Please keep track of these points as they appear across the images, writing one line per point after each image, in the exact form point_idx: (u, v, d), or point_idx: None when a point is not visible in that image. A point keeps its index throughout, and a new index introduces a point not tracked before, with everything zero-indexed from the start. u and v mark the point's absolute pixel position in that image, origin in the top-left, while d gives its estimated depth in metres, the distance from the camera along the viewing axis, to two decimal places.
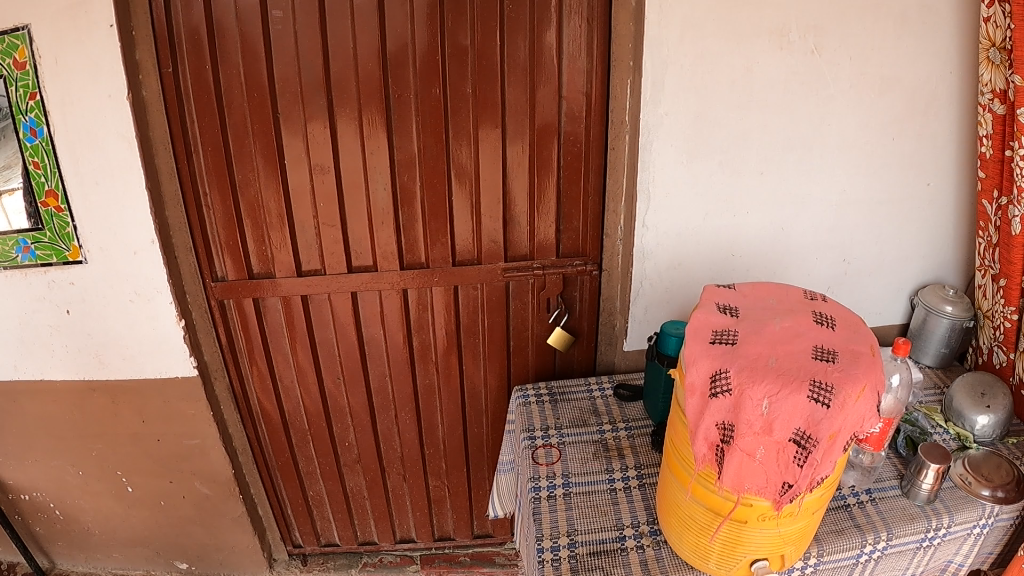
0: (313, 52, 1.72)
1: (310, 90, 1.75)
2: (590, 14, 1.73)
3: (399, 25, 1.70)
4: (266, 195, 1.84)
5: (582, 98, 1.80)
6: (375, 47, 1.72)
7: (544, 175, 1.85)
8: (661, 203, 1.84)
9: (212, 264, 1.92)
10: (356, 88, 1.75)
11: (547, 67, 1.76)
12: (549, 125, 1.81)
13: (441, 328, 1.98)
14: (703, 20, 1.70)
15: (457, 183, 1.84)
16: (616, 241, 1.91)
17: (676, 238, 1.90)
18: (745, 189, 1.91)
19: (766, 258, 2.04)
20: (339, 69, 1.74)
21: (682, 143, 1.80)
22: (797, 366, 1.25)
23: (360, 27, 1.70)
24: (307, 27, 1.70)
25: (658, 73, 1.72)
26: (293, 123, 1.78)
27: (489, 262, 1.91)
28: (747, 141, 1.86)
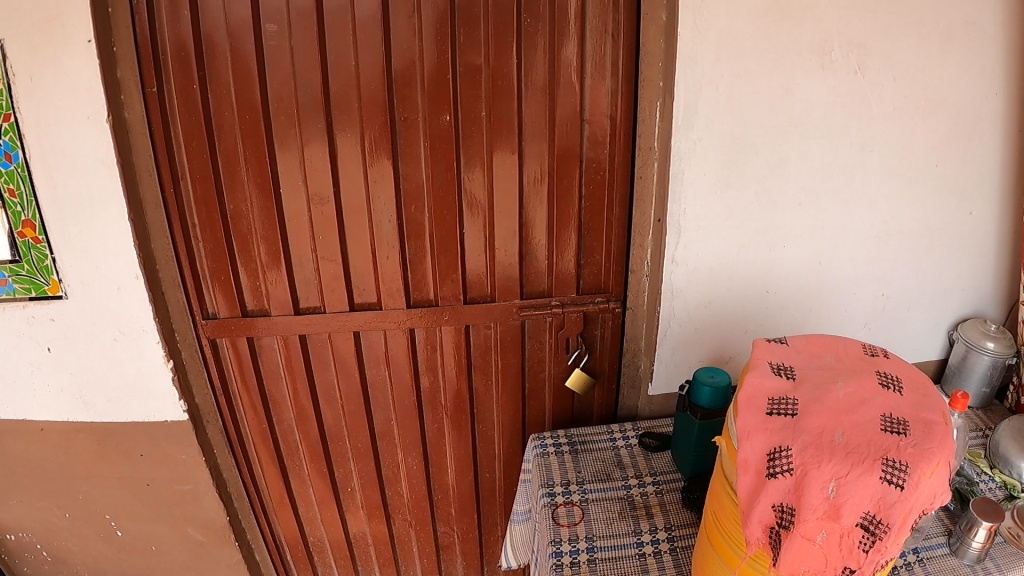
0: (311, 70, 1.56)
1: (307, 111, 1.60)
2: (616, 31, 1.58)
3: (405, 41, 1.55)
4: (261, 228, 1.68)
5: (606, 121, 1.64)
6: (379, 66, 1.57)
7: (565, 205, 1.69)
8: (692, 238, 1.68)
9: (202, 301, 1.76)
10: (358, 112, 1.60)
11: (568, 89, 1.61)
12: (570, 150, 1.65)
13: (451, 371, 1.81)
14: (741, 38, 1.55)
15: (470, 214, 1.68)
16: (643, 277, 1.75)
17: (707, 274, 1.74)
18: (783, 220, 1.75)
19: (803, 293, 1.87)
20: (340, 89, 1.59)
21: (716, 172, 1.64)
22: (868, 443, 1.08)
23: (362, 43, 1.55)
24: (306, 45, 1.54)
25: (692, 95, 1.56)
26: (289, 147, 1.62)
27: (504, 300, 1.75)
28: (785, 168, 1.70)
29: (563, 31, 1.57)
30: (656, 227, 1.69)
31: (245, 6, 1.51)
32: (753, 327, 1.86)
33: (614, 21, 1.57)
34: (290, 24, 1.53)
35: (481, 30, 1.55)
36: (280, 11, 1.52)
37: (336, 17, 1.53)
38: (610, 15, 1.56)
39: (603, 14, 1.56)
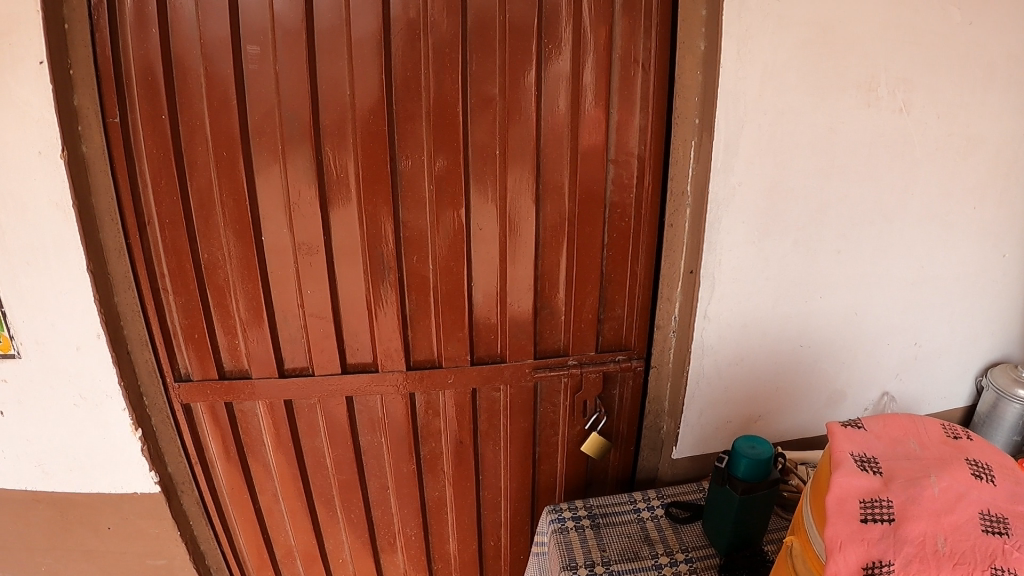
0: (299, 99, 1.36)
1: (293, 145, 1.39)
2: (646, 63, 1.43)
3: (407, 70, 1.37)
4: (244, 280, 1.48)
5: (634, 161, 1.48)
6: (376, 97, 1.37)
7: (586, 255, 1.52)
8: (727, 291, 1.51)
9: (174, 359, 1.56)
10: (354, 151, 1.41)
11: (593, 125, 1.44)
12: (593, 193, 1.48)
13: (453, 436, 1.62)
14: (787, 70, 1.39)
15: (479, 264, 1.50)
16: (669, 333, 1.58)
17: (740, 329, 1.57)
18: (821, 270, 1.59)
19: (841, 349, 1.70)
20: (332, 121, 1.39)
21: (755, 219, 1.48)
22: (974, 552, 0.92)
23: (359, 70, 1.36)
24: (294, 74, 1.35)
25: (732, 134, 1.40)
26: (273, 187, 1.42)
27: (515, 359, 1.56)
28: (826, 215, 1.54)
29: (585, 62, 1.41)
30: (687, 279, 1.52)
31: (223, 25, 1.31)
32: (785, 385, 1.68)
33: (644, 51, 1.42)
34: (276, 52, 1.33)
35: (496, 60, 1.38)
36: (265, 35, 1.32)
37: (328, 43, 1.34)
38: (639, 44, 1.41)
39: (631, 43, 1.41)
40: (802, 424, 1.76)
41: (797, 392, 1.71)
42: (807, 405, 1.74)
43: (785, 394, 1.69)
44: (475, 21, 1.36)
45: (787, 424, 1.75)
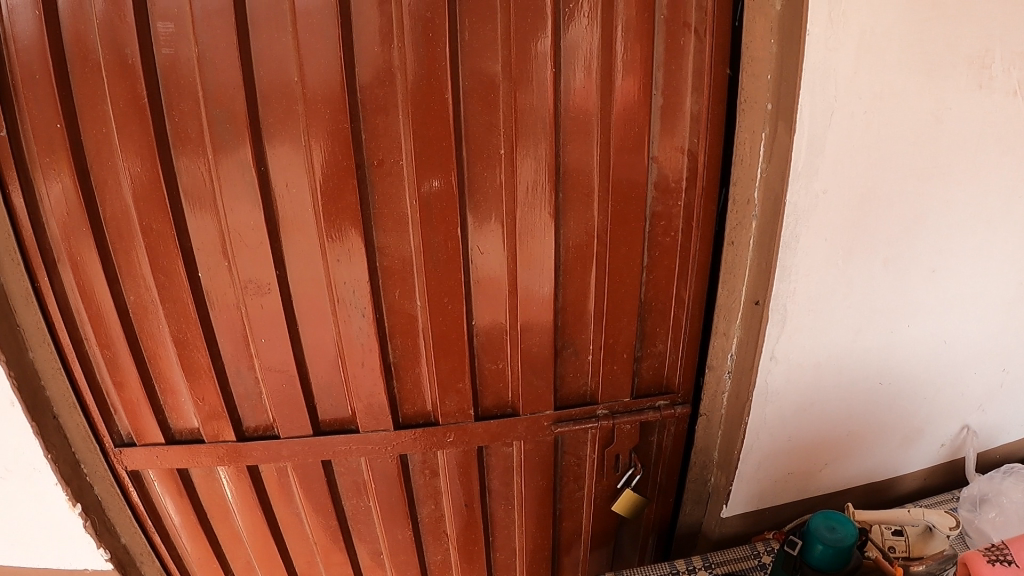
0: (228, 91, 1.03)
1: (227, 153, 1.07)
2: (700, 28, 1.12)
3: (374, 47, 1.03)
4: (182, 328, 1.18)
5: (682, 158, 1.16)
6: (335, 84, 1.03)
7: (620, 283, 1.19)
8: (800, 324, 1.23)
9: (111, 422, 1.29)
10: (308, 164, 1.07)
11: (635, 113, 1.12)
12: (632, 201, 1.16)
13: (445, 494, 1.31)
14: (887, 40, 1.07)
15: (479, 296, 1.16)
16: (723, 375, 1.30)
17: (813, 370, 1.29)
18: (910, 294, 1.30)
19: (924, 383, 1.42)
20: (274, 120, 1.06)
21: (840, 237, 1.19)
22: None
23: (310, 46, 1.01)
24: (224, 68, 1.02)
25: (818, 129, 1.10)
26: (207, 209, 1.11)
27: (531, 412, 1.24)
28: (924, 226, 1.24)
29: (617, 23, 1.08)
30: (748, 310, 1.23)
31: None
32: (859, 427, 1.40)
33: (698, 13, 1.11)
34: (199, 35, 1.00)
35: (497, 29, 1.05)
36: (182, 17, 1.00)
37: (263, 19, 1.00)
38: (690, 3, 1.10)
39: (679, 4, 1.11)
40: (870, 466, 1.47)
41: (870, 433, 1.42)
42: (880, 446, 1.45)
43: (858, 437, 1.41)
44: None
45: (858, 470, 1.47)
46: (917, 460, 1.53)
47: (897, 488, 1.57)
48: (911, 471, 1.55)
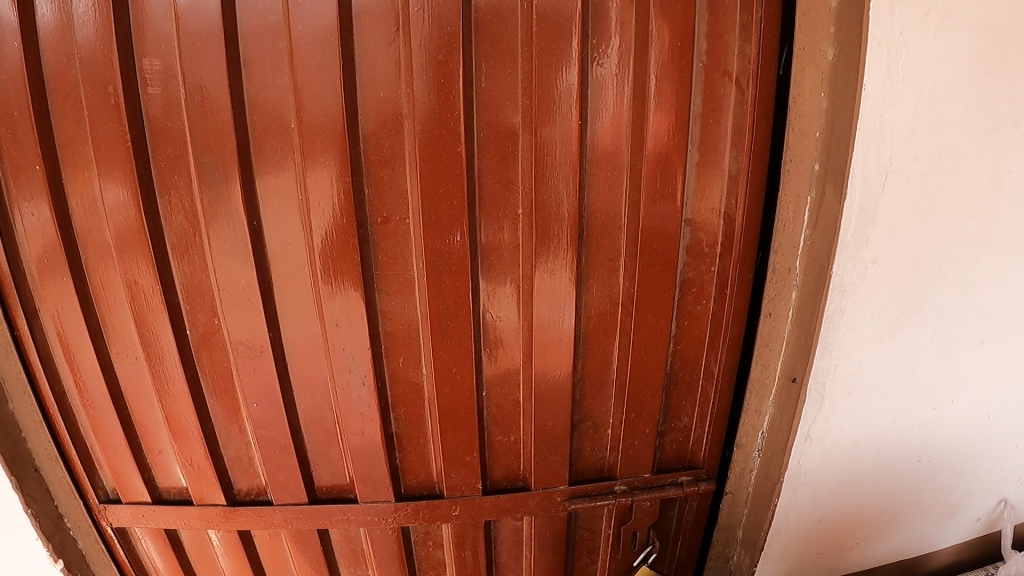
0: (218, 134, 0.97)
1: (218, 203, 1.00)
2: (741, 78, 1.03)
3: (380, 90, 0.96)
4: (169, 389, 1.10)
5: (719, 220, 1.07)
6: (336, 132, 0.96)
7: (646, 355, 1.11)
8: (838, 401, 1.14)
9: (95, 477, 1.22)
10: (303, 219, 1.00)
11: (667, 170, 1.04)
12: (662, 268, 1.07)
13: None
14: (948, 96, 0.97)
15: (491, 365, 1.08)
16: (752, 454, 1.21)
17: (850, 449, 1.20)
18: (958, 368, 1.21)
19: (965, 458, 1.34)
20: (268, 167, 0.99)
21: (890, 309, 1.10)
22: None
23: (307, 87, 0.95)
24: (217, 109, 0.96)
25: (872, 195, 1.00)
26: (197, 263, 1.03)
27: (543, 488, 1.14)
28: (977, 296, 1.15)
29: (649, 70, 1.00)
30: (783, 386, 1.14)
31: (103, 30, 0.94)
32: (895, 506, 1.31)
33: (739, 62, 1.02)
34: (188, 73, 0.95)
35: (517, 76, 0.97)
36: (170, 54, 0.95)
37: (258, 57, 0.95)
38: (731, 50, 1.02)
39: (719, 50, 1.02)
40: (904, 545, 1.39)
41: (906, 511, 1.34)
42: (915, 524, 1.36)
43: (893, 516, 1.33)
44: (484, 12, 0.95)
45: (891, 548, 1.38)
46: (952, 534, 1.45)
47: (929, 564, 1.48)
48: (944, 546, 1.47)
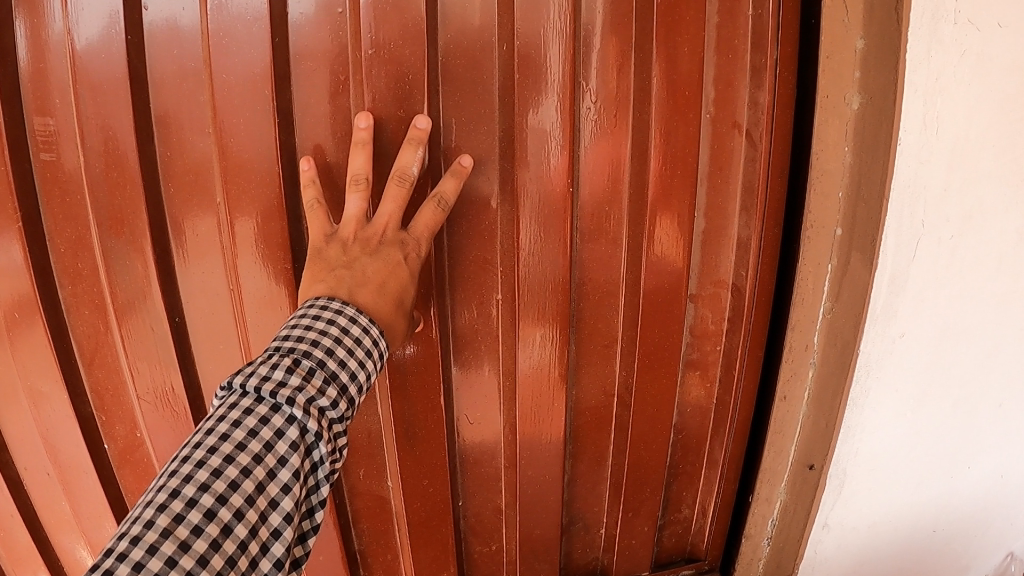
0: (127, 209, 0.82)
1: (134, 294, 0.85)
2: (754, 130, 0.88)
3: (326, 155, 0.81)
4: (91, 510, 0.95)
5: (728, 293, 0.93)
6: (271, 209, 0.82)
7: (645, 448, 0.97)
8: (853, 492, 0.98)
9: None
10: (236, 317, 0.86)
11: (668, 243, 0.89)
12: (662, 351, 0.93)
13: (388, 202, 0.80)
14: (999, 161, 0.80)
15: (465, 468, 0.95)
16: (761, 543, 1.08)
17: (868, 532, 1.03)
18: (978, 430, 0.97)
19: (985, 522, 1.10)
20: (195, 250, 0.84)
21: (912, 390, 0.91)
22: None
23: (233, 153, 0.80)
24: (126, 183, 0.81)
25: (901, 264, 0.83)
26: (111, 363, 0.88)
27: None
28: (1004, 349, 0.91)
29: (643, 124, 0.84)
30: (796, 472, 1.01)
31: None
32: None
33: (749, 111, 0.87)
34: (95, 136, 0.80)
35: (495, 135, 0.82)
36: (69, 110, 0.79)
37: (176, 115, 0.80)
38: (741, 99, 0.86)
39: (727, 99, 0.86)
40: None
41: None
42: None
43: None
44: (454, 59, 0.80)
45: None
46: None
47: None
48: None
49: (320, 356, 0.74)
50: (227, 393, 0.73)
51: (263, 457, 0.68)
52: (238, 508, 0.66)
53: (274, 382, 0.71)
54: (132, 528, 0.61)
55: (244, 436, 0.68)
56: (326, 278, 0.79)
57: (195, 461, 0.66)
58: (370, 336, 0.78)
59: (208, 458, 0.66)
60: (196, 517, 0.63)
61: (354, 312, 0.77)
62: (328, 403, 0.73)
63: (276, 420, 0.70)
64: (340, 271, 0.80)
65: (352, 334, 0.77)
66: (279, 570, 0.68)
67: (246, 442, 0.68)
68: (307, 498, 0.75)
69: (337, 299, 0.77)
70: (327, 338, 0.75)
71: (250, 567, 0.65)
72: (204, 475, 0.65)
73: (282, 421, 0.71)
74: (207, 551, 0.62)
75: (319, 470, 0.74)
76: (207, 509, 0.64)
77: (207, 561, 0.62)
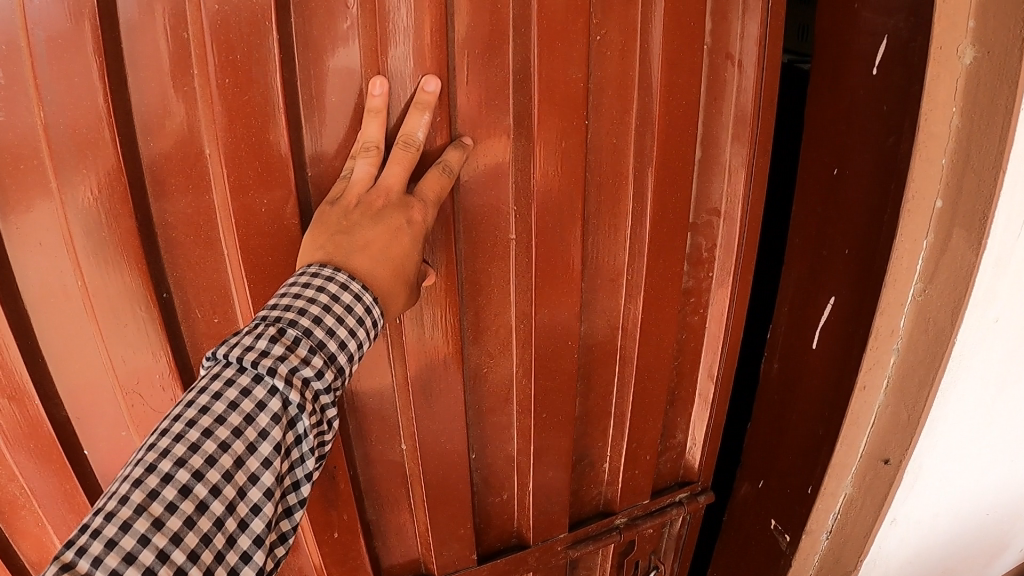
0: (102, 170, 0.71)
1: (114, 268, 0.74)
2: (746, 60, 0.89)
3: (332, 96, 0.75)
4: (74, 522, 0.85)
5: (720, 219, 0.95)
6: (274, 161, 0.74)
7: (649, 379, 1.00)
8: (928, 465, 0.97)
9: None
10: (236, 283, 0.79)
11: (670, 176, 0.90)
12: (664, 282, 0.95)
13: (393, 165, 0.75)
14: None
15: (480, 416, 0.94)
16: (821, 534, 1.08)
17: (936, 496, 1.02)
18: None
19: None
20: (186, 212, 0.75)
21: (995, 355, 0.89)
22: None
23: (228, 100, 0.71)
24: (98, 143, 0.70)
25: (1005, 246, 0.79)
26: (87, 347, 0.78)
27: (542, 539, 1.03)
28: None
29: (648, 57, 0.84)
30: (871, 465, 0.99)
31: None
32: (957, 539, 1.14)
33: (741, 42, 0.88)
34: (54, 89, 0.67)
35: (508, 68, 0.79)
36: (16, 58, 0.66)
37: (153, 58, 0.70)
38: (734, 30, 0.87)
39: (722, 30, 0.87)
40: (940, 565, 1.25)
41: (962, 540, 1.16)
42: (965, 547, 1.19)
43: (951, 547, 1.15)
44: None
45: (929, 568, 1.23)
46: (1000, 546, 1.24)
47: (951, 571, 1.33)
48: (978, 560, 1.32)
49: (307, 324, 0.71)
50: (213, 361, 0.71)
51: (242, 433, 0.67)
52: (215, 484, 0.65)
53: (257, 352, 0.69)
54: (106, 505, 0.61)
55: (223, 409, 0.67)
56: (325, 244, 0.74)
57: (173, 436, 0.65)
58: (363, 305, 0.74)
59: (185, 432, 0.65)
60: (171, 494, 0.63)
61: (346, 278, 0.73)
62: (312, 374, 0.70)
63: (257, 393, 0.69)
64: (337, 238, 0.74)
65: (344, 300, 0.73)
66: (258, 545, 0.67)
67: (225, 417, 0.67)
68: (293, 468, 0.74)
69: (328, 266, 0.73)
70: (314, 306, 0.72)
71: (226, 544, 0.65)
72: (182, 450, 0.65)
73: (265, 393, 0.69)
74: (181, 528, 0.62)
75: (304, 442, 0.72)
76: (183, 486, 0.63)
77: (181, 538, 0.62)
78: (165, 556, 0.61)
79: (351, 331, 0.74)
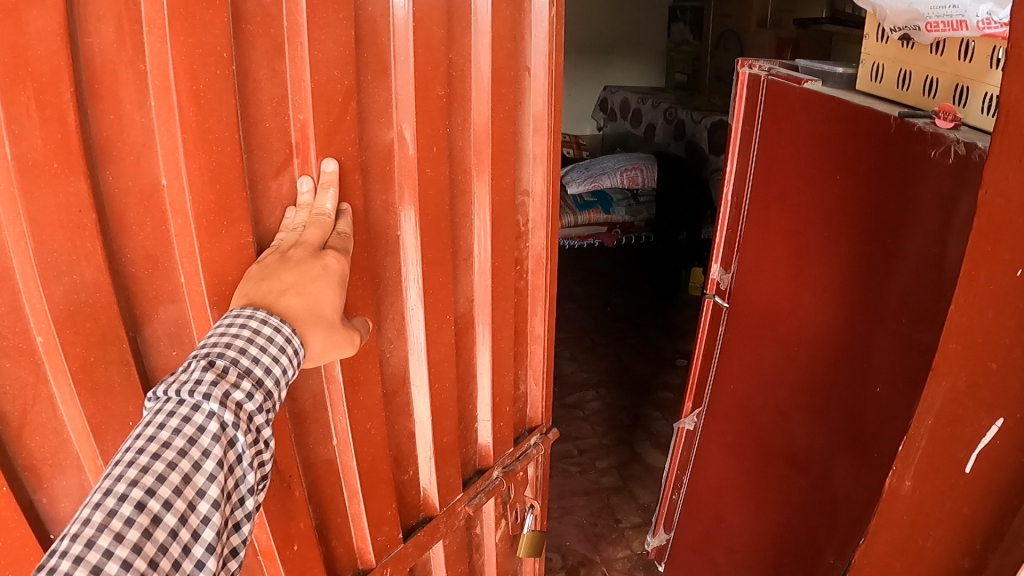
0: (69, 207, 0.69)
1: (86, 314, 0.72)
2: (536, 73, 1.13)
3: (265, 117, 0.82)
4: None
5: (528, 200, 1.20)
6: (225, 182, 0.79)
7: (500, 339, 1.21)
8: None
9: None
10: (194, 305, 0.81)
11: (502, 168, 1.12)
12: (504, 257, 1.17)
13: (314, 229, 0.85)
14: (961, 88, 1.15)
15: (390, 396, 1.07)
16: None
17: None
18: None
19: None
20: (145, 245, 0.77)
21: None
22: None
23: (185, 125, 0.75)
24: (68, 177, 0.69)
25: None
26: (55, 404, 0.73)
27: (449, 505, 1.19)
28: None
29: (479, 72, 1.04)
30: None
31: None
32: None
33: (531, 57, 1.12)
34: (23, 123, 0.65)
35: (394, 87, 0.94)
36: None
37: (111, 87, 0.71)
38: (525, 49, 1.11)
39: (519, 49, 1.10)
40: None
41: None
42: None
43: None
44: (364, 23, 0.89)
45: None
46: None
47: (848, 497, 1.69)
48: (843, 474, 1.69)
49: (234, 354, 0.73)
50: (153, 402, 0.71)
51: (187, 450, 0.66)
52: (167, 498, 0.63)
53: (191, 382, 0.69)
54: (68, 530, 0.59)
55: (168, 433, 0.66)
56: (248, 294, 0.79)
57: (123, 462, 0.63)
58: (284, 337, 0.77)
59: (135, 457, 0.64)
60: (127, 510, 0.61)
61: (265, 314, 0.77)
62: (245, 396, 0.71)
63: (198, 417, 0.68)
64: (259, 284, 0.80)
65: (264, 333, 0.76)
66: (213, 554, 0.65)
67: (170, 439, 0.66)
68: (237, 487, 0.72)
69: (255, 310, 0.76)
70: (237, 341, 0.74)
71: (182, 554, 0.63)
72: (134, 472, 0.63)
73: (205, 417, 0.68)
74: (140, 540, 0.60)
75: (245, 460, 0.71)
76: (138, 501, 0.61)
77: (141, 548, 0.60)
78: (129, 565, 0.58)
79: (275, 360, 0.76)
